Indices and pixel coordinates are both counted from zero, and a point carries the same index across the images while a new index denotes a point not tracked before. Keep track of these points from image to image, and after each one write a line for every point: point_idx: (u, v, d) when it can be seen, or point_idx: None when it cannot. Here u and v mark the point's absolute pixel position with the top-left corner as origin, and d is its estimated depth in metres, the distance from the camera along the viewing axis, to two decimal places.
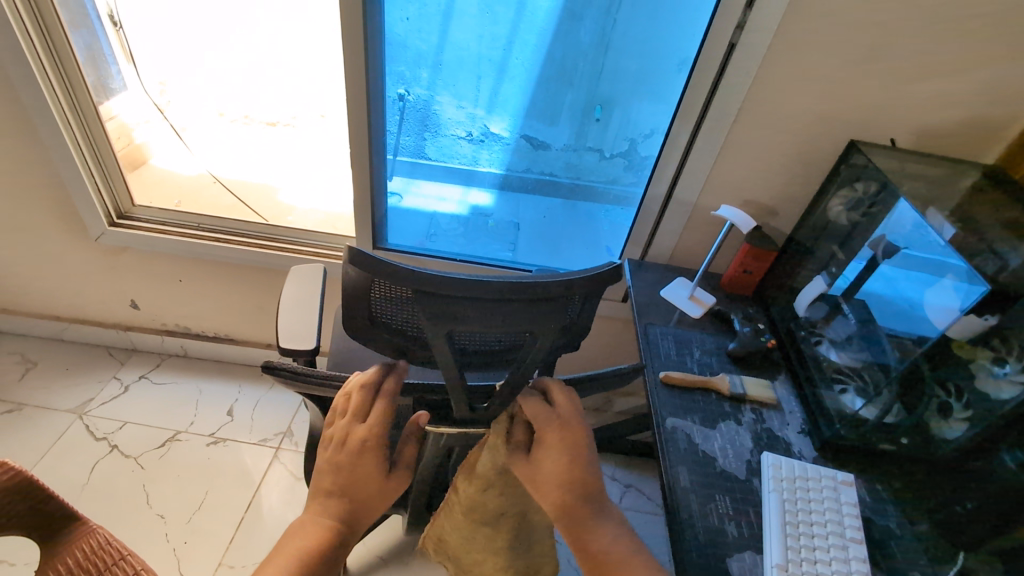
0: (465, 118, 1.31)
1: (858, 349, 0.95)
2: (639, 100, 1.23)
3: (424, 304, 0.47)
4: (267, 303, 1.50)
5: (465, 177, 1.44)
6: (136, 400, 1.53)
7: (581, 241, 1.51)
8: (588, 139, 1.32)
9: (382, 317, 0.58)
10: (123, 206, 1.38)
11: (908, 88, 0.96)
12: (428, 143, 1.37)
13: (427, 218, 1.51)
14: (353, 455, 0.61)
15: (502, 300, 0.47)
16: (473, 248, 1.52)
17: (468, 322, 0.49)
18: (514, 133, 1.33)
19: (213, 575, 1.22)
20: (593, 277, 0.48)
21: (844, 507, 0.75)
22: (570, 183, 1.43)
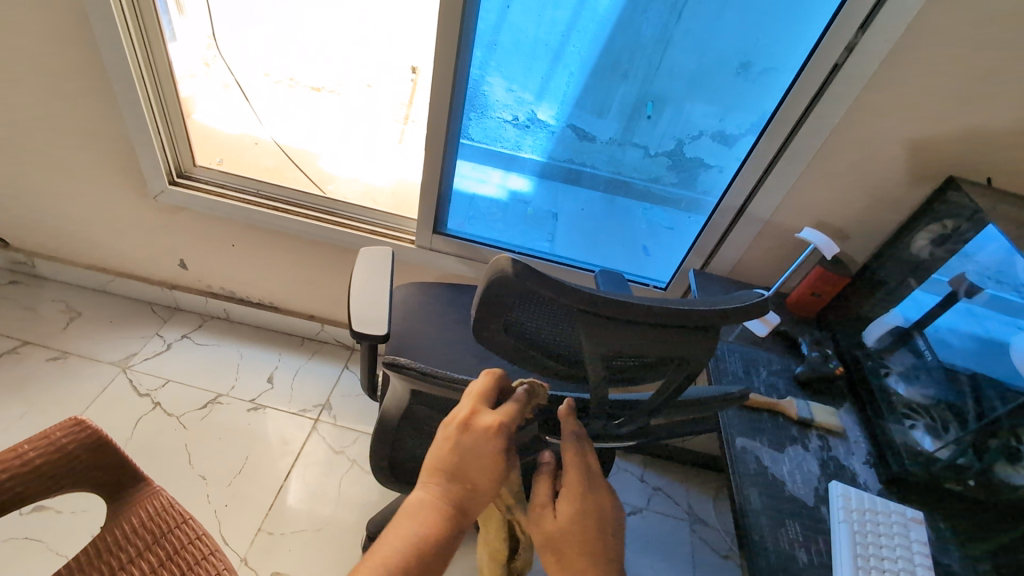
0: (513, 101, 1.28)
1: (926, 385, 0.96)
2: (692, 100, 1.21)
3: (585, 325, 0.47)
4: (316, 275, 1.50)
5: (506, 161, 1.41)
6: (178, 358, 1.54)
7: (619, 238, 1.51)
8: (635, 135, 1.30)
9: (518, 327, 0.55)
10: (183, 165, 1.37)
11: (1012, 127, 0.94)
12: (473, 124, 1.31)
13: (466, 200, 1.47)
14: (477, 444, 0.56)
15: (663, 325, 0.46)
16: (515, 235, 1.50)
17: (624, 347, 0.49)
18: (561, 121, 1.30)
19: (253, 540, 1.25)
20: (748, 310, 0.46)
21: (915, 545, 0.76)
22: (609, 176, 1.41)
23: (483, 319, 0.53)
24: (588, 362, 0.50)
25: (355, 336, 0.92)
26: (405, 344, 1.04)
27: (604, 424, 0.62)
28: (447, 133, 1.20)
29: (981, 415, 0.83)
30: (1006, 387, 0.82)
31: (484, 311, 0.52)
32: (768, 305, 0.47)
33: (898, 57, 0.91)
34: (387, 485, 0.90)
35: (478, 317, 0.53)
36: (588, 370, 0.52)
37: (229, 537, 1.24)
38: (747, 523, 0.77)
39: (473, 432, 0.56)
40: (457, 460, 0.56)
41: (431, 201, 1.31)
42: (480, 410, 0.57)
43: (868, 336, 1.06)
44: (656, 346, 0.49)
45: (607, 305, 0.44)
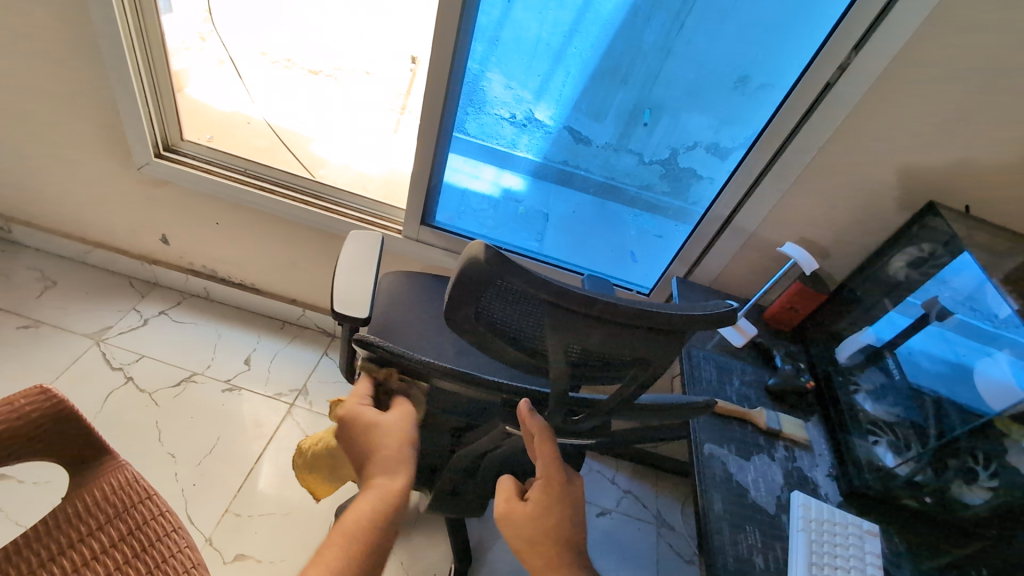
0: (511, 99, 1.28)
1: (892, 404, 0.98)
2: (690, 109, 1.22)
3: (554, 317, 0.47)
4: (300, 258, 1.49)
5: (500, 159, 1.41)
6: (155, 334, 1.52)
7: (608, 242, 1.52)
8: (631, 142, 1.31)
9: (489, 312, 0.55)
10: (170, 139, 1.36)
11: (988, 156, 0.96)
12: (470, 119, 1.31)
13: (458, 194, 1.47)
14: (365, 424, 0.68)
15: (630, 324, 0.46)
16: (503, 233, 1.51)
17: (588, 342, 0.49)
18: (559, 123, 1.31)
19: (219, 520, 1.24)
20: (715, 319, 0.46)
21: (868, 556, 0.78)
22: (602, 181, 1.42)
23: (453, 299, 0.52)
24: (550, 351, 0.50)
25: (335, 319, 0.92)
26: (386, 331, 1.04)
27: (564, 418, 0.62)
28: (441, 125, 1.20)
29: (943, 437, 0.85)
30: (969, 411, 0.85)
31: (458, 295, 0.52)
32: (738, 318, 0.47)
33: (887, 79, 0.92)
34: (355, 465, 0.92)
35: (450, 304, 0.53)
36: (550, 362, 0.52)
37: (194, 517, 1.23)
38: (708, 527, 0.78)
39: (355, 419, 0.68)
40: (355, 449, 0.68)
41: (420, 191, 1.31)
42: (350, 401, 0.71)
43: (840, 353, 1.07)
44: (624, 345, 0.49)
45: (575, 300, 0.44)
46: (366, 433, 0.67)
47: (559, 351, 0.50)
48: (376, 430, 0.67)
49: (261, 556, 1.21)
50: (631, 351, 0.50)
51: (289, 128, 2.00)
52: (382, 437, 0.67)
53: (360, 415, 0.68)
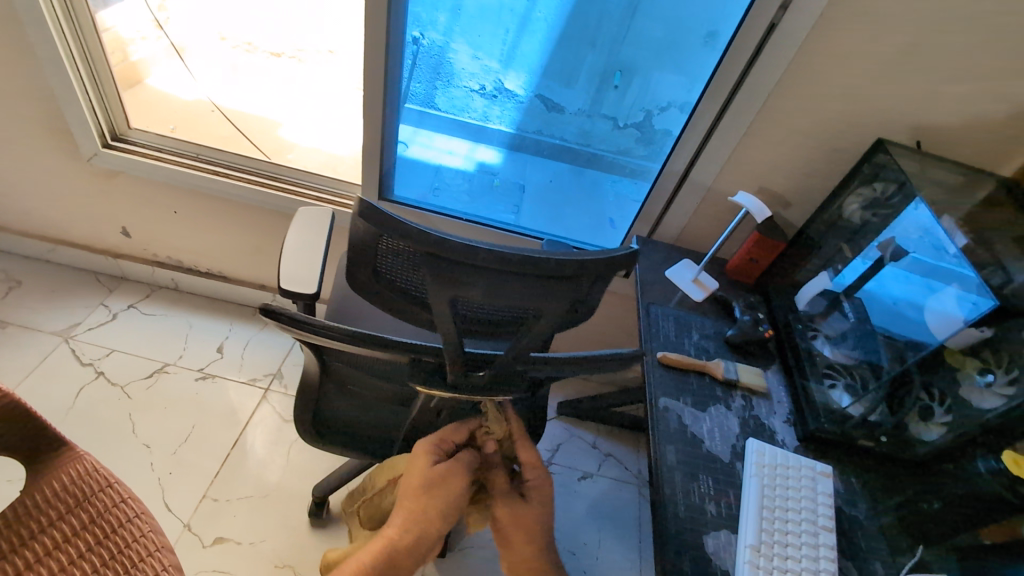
0: (480, 70, 1.27)
1: (852, 346, 0.97)
2: (661, 70, 1.19)
3: (434, 268, 0.46)
4: (263, 243, 1.47)
5: (475, 133, 1.40)
6: (124, 328, 1.51)
7: (586, 211, 1.49)
8: (604, 106, 1.28)
9: (387, 272, 0.61)
10: (117, 127, 1.33)
11: (939, 90, 0.94)
12: (439, 93, 1.32)
13: (432, 170, 1.47)
14: (421, 478, 0.73)
15: (515, 271, 0.46)
16: (479, 207, 1.46)
17: (474, 293, 0.48)
18: (529, 91, 1.29)
19: (197, 506, 1.25)
20: (610, 260, 0.47)
21: (820, 496, 0.78)
22: (581, 149, 1.40)
23: (352, 256, 0.59)
24: (433, 304, 0.49)
25: (283, 297, 0.91)
26: (341, 307, 1.03)
27: (464, 376, 0.58)
28: (386, 96, 1.17)
29: (893, 367, 0.85)
30: (918, 347, 0.83)
31: (355, 254, 0.59)
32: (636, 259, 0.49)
33: (830, 16, 0.90)
34: (309, 441, 0.91)
35: (350, 261, 0.60)
36: (437, 323, 0.50)
37: (172, 504, 1.24)
38: (660, 478, 0.78)
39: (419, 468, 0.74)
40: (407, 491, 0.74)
41: (374, 165, 1.28)
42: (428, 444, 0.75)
43: (799, 300, 1.07)
44: (512, 295, 0.48)
45: (454, 248, 0.43)
46: (419, 478, 0.73)
47: (444, 304, 0.48)
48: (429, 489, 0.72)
49: (240, 539, 1.22)
50: (522, 302, 0.50)
51: (252, 111, 1.92)
52: (428, 500, 0.73)
53: (424, 465, 0.74)
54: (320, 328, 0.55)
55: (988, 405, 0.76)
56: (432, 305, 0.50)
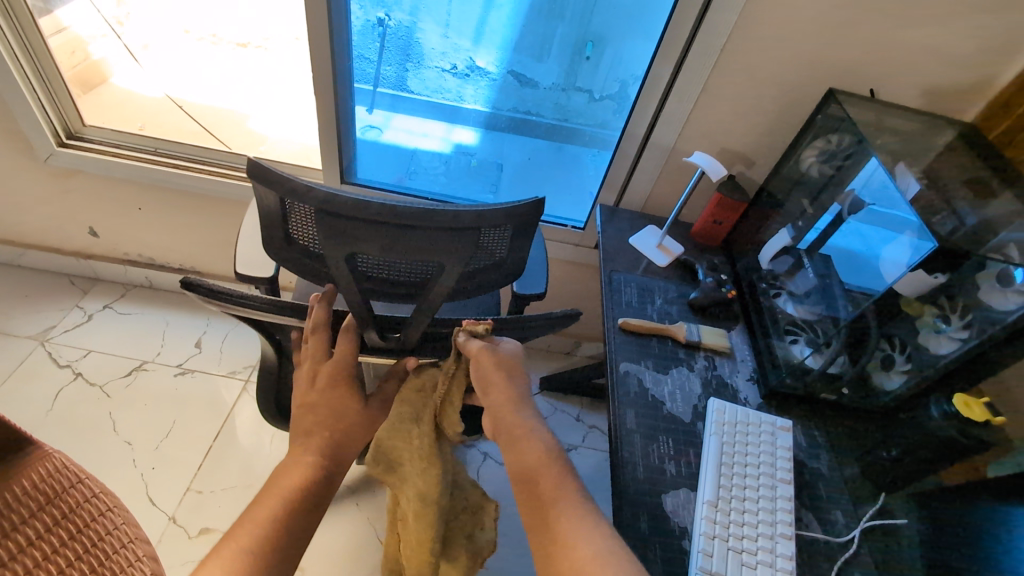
0: (450, 49, 1.25)
1: (815, 303, 0.95)
2: (631, 39, 1.15)
3: (325, 226, 0.50)
4: (231, 235, 1.46)
5: (450, 113, 1.39)
6: (101, 329, 1.51)
7: (565, 186, 1.45)
8: (578, 79, 1.26)
9: (298, 238, 0.60)
10: (71, 126, 1.31)
11: (892, 36, 0.92)
12: (411, 75, 1.31)
13: (407, 154, 1.45)
14: (327, 396, 0.66)
15: (409, 225, 0.49)
16: (455, 187, 1.46)
17: (371, 250, 0.52)
18: (502, 68, 1.27)
19: (181, 499, 1.26)
20: (506, 211, 0.51)
21: (779, 450, 0.78)
22: (554, 123, 1.38)
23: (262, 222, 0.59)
24: (329, 259, 0.52)
25: (240, 282, 0.91)
26: (305, 291, 1.03)
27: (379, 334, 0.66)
28: (336, 77, 1.14)
29: (851, 313, 0.83)
30: (863, 291, 0.84)
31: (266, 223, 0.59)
32: (539, 211, 0.54)
33: None
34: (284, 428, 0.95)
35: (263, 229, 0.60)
36: (334, 272, 0.54)
37: (157, 498, 1.25)
38: (620, 441, 0.78)
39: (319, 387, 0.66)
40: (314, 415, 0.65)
41: (333, 149, 1.27)
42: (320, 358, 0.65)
43: (763, 257, 1.06)
44: (410, 250, 0.51)
45: (341, 203, 0.47)
46: (343, 408, 0.66)
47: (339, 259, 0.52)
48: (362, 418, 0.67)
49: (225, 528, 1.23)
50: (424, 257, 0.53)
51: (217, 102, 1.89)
52: (360, 429, 0.67)
53: (326, 383, 0.66)
54: (240, 297, 0.58)
55: (945, 350, 0.76)
56: (330, 263, 0.54)
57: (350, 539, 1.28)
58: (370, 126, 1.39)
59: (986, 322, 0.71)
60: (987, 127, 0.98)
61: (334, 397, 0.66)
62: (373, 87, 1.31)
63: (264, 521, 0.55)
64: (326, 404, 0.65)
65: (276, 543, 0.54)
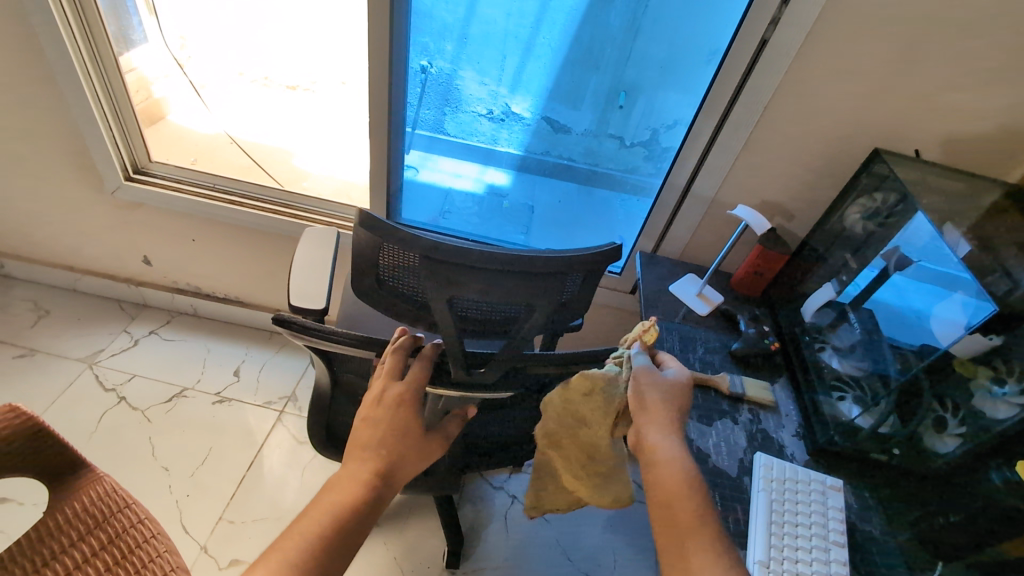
0: (487, 95, 1.30)
1: (862, 358, 0.95)
2: (664, 90, 1.20)
3: (430, 271, 0.50)
4: (278, 268, 1.52)
5: (484, 156, 1.44)
6: (146, 354, 1.56)
7: (596, 228, 1.49)
8: (610, 126, 1.30)
9: (390, 280, 0.61)
10: (139, 161, 1.39)
11: (935, 100, 0.95)
12: (448, 119, 1.36)
13: (441, 192, 1.52)
14: (388, 416, 0.64)
15: (511, 270, 0.49)
16: (489, 229, 1.54)
17: (471, 293, 0.52)
18: (535, 114, 1.32)
19: (213, 529, 1.26)
20: (596, 258, 0.51)
21: (830, 511, 0.77)
22: (588, 170, 1.42)
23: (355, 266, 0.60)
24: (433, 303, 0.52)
25: (294, 314, 0.94)
26: (351, 325, 1.06)
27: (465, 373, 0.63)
28: (390, 123, 1.20)
29: (901, 373, 0.83)
30: (917, 352, 0.84)
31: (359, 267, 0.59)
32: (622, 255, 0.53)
33: (820, 32, 0.91)
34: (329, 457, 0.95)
35: (356, 273, 0.61)
36: (438, 317, 0.54)
37: (189, 526, 1.26)
38: None
39: (383, 406, 0.64)
40: (373, 432, 0.64)
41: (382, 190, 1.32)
42: (391, 382, 0.64)
43: (807, 310, 1.05)
44: (505, 293, 0.52)
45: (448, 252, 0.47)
46: (403, 430, 0.64)
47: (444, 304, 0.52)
48: (416, 448, 0.66)
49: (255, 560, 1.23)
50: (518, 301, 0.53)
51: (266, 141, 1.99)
52: (412, 458, 0.65)
53: (392, 406, 0.64)
54: (327, 332, 0.60)
55: (1003, 416, 0.74)
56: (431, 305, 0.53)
57: None
58: (408, 166, 1.44)
59: None
60: None
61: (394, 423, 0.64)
62: (412, 130, 1.36)
63: (309, 537, 0.56)
64: (388, 426, 0.64)
65: (317, 564, 0.55)
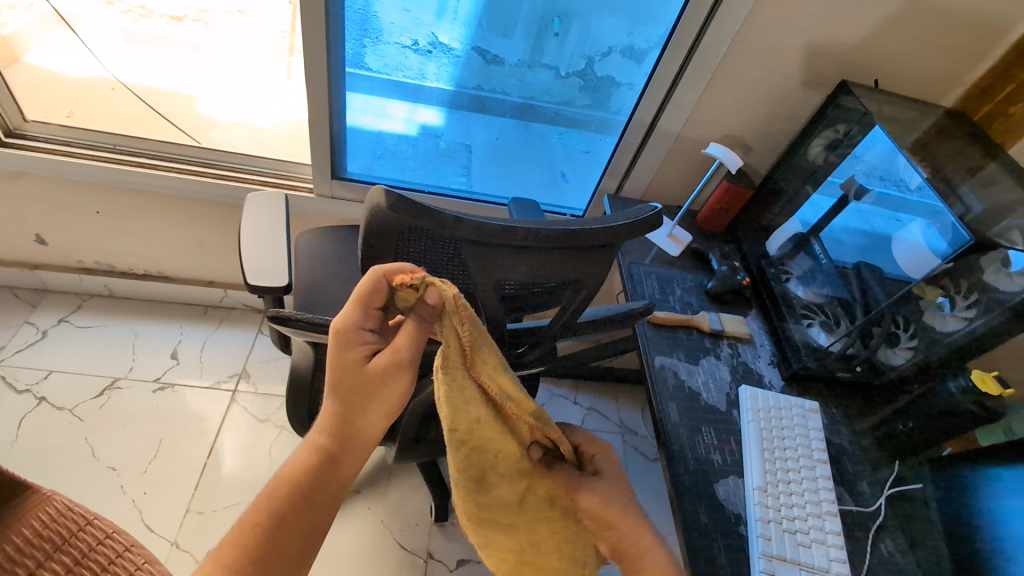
0: (410, 23, 1.14)
1: (822, 285, 1.02)
2: (604, 13, 1.13)
3: (475, 249, 0.52)
4: (207, 237, 1.35)
5: (411, 93, 1.29)
6: (59, 346, 1.37)
7: (538, 165, 1.45)
8: (545, 55, 1.21)
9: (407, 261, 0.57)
10: (11, 121, 1.16)
11: (893, 27, 0.96)
12: (369, 52, 1.17)
13: (373, 137, 1.35)
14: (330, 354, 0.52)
15: (556, 245, 0.52)
16: (426, 173, 1.41)
17: (518, 274, 0.55)
18: (466, 44, 1.19)
19: (182, 522, 1.18)
20: (635, 224, 0.53)
21: (812, 432, 0.84)
22: (521, 102, 1.32)
23: (368, 251, 0.55)
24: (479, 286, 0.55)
25: (254, 293, 0.84)
26: (316, 297, 0.97)
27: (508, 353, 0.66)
28: (328, 64, 1.06)
29: (862, 293, 0.93)
30: (891, 279, 0.90)
31: (373, 249, 0.55)
32: (659, 220, 0.54)
33: None
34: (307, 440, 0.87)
35: (366, 255, 0.55)
36: (481, 301, 0.58)
37: (154, 524, 1.17)
38: (669, 435, 0.80)
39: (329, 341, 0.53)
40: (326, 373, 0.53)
41: (323, 143, 1.18)
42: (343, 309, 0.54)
43: (771, 245, 1.12)
44: (546, 269, 0.55)
45: (495, 232, 0.48)
46: (344, 371, 0.52)
47: (490, 287, 0.56)
48: (363, 381, 0.51)
49: None
50: (563, 274, 0.57)
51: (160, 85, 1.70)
52: (360, 398, 0.52)
53: (335, 341, 0.52)
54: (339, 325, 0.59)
55: (953, 329, 0.81)
56: (477, 290, 0.57)
57: (365, 542, 1.25)
58: None
59: (990, 303, 0.77)
60: (967, 110, 1.06)
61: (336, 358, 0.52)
62: None
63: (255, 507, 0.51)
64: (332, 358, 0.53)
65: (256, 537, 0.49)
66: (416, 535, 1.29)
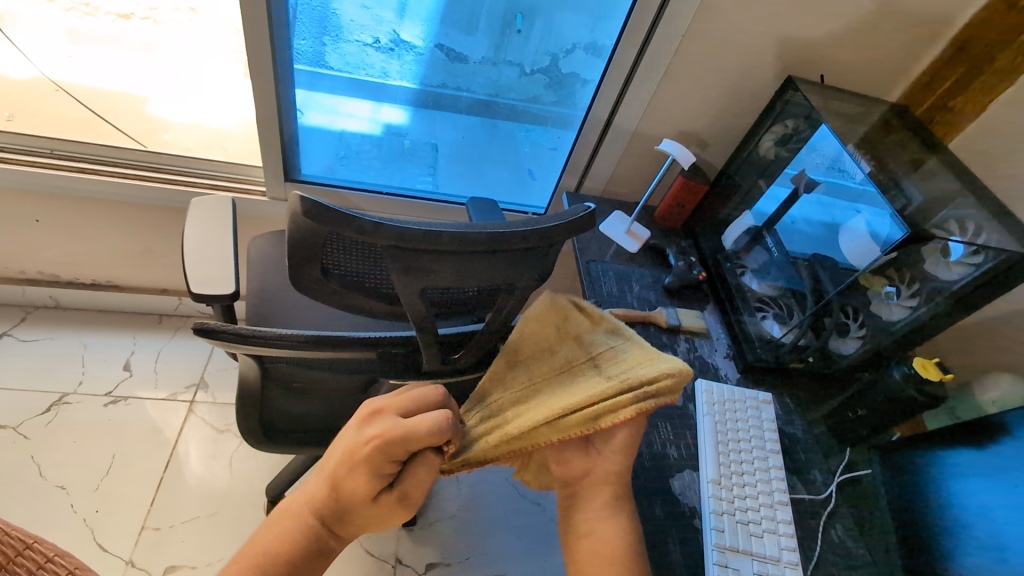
0: (370, 20, 1.12)
1: (776, 277, 1.02)
2: (562, 10, 1.12)
3: (400, 258, 0.51)
4: (157, 243, 1.30)
5: (375, 91, 1.26)
6: (1, 362, 1.31)
7: (501, 163, 1.44)
8: (508, 52, 1.20)
9: (336, 269, 0.57)
10: None
11: (838, 23, 0.98)
12: (329, 50, 1.15)
13: (334, 136, 1.32)
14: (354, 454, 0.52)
15: (485, 249, 0.52)
16: (391, 175, 1.38)
17: (446, 278, 0.55)
18: (429, 42, 1.17)
19: (138, 539, 1.14)
20: (568, 225, 0.53)
21: (765, 423, 0.85)
22: (488, 99, 1.31)
23: (294, 260, 0.53)
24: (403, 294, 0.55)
25: (198, 302, 0.81)
26: (268, 304, 0.94)
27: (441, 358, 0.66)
28: (275, 62, 1.02)
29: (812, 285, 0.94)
30: (838, 269, 0.91)
31: (300, 257, 0.53)
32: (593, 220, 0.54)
33: None
34: (256, 444, 0.82)
35: (293, 263, 0.54)
36: (408, 308, 0.57)
37: (107, 543, 1.12)
38: None
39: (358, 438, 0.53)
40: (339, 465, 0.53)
41: (274, 144, 1.15)
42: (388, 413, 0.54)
43: (726, 240, 1.13)
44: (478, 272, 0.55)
45: (419, 236, 0.48)
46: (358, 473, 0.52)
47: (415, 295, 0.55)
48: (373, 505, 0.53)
49: (194, 562, 1.13)
50: (496, 277, 0.57)
51: None
52: (363, 514, 0.53)
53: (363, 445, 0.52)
54: (271, 336, 0.57)
55: (898, 318, 0.84)
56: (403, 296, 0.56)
57: None
58: None
59: (931, 292, 0.80)
60: (910, 105, 1.09)
61: (347, 477, 0.52)
62: None
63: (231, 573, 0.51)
64: (349, 472, 0.52)
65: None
66: (384, 541, 1.27)
